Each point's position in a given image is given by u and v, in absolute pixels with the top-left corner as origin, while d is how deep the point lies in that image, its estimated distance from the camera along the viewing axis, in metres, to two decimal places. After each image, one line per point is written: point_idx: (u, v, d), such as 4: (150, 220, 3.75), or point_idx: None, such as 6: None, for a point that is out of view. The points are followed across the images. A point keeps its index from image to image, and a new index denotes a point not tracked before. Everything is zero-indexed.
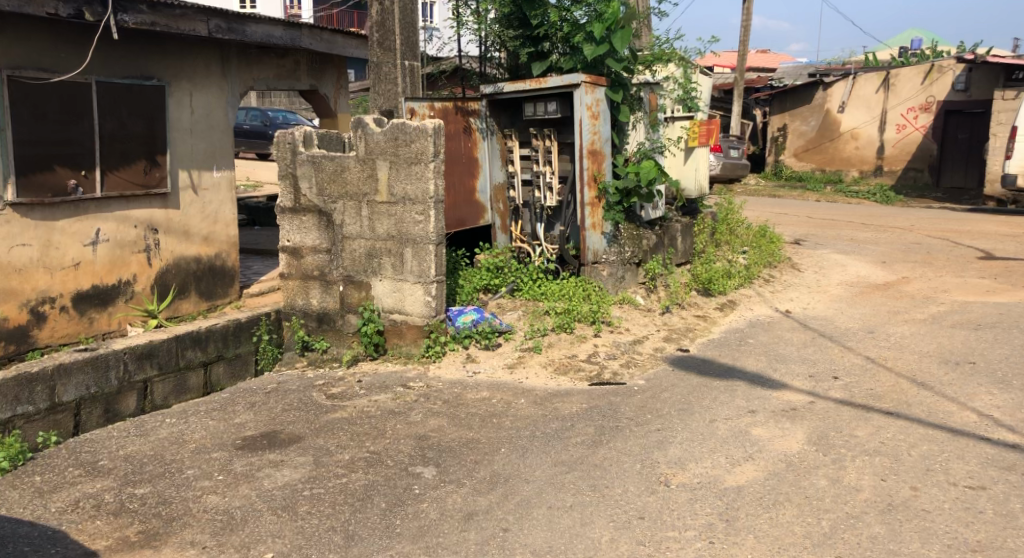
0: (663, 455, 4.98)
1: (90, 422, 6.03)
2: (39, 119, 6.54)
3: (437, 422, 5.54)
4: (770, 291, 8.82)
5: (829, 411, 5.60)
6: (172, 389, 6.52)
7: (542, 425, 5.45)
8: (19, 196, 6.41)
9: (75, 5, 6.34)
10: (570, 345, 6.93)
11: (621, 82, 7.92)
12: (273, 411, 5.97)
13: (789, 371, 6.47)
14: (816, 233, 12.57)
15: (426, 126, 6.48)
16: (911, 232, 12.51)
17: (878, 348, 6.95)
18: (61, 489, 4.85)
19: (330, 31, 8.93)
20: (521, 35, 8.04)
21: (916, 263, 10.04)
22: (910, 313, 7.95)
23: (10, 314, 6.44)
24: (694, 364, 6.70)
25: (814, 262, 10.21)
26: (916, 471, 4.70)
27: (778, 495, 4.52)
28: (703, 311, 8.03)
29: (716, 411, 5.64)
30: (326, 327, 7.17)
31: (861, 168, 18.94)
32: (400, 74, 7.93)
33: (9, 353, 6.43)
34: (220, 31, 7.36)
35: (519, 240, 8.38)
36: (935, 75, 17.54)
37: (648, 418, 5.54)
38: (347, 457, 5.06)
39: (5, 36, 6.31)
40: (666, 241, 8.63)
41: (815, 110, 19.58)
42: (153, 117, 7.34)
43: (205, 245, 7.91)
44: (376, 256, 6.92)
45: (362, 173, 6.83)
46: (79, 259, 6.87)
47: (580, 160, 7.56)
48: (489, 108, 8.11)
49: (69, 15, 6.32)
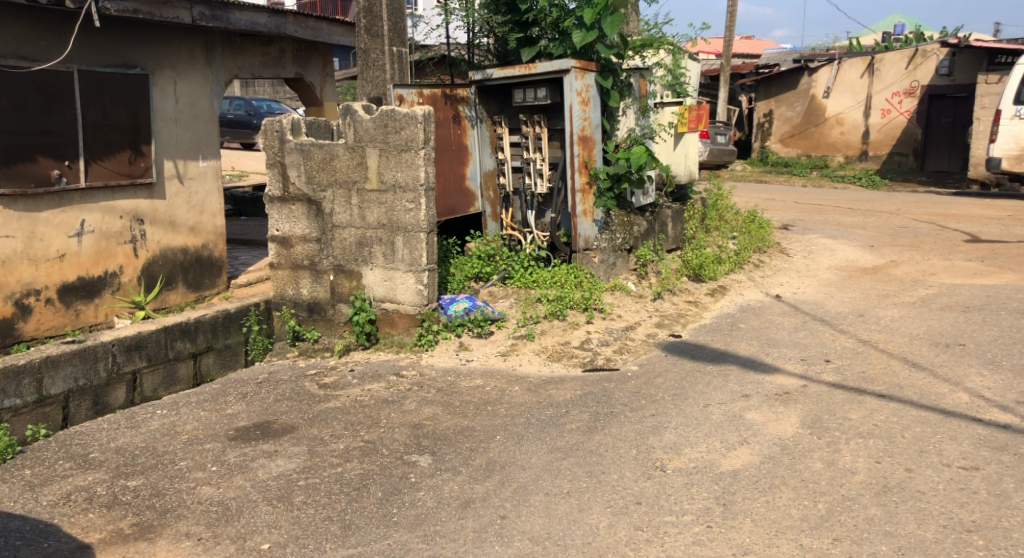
0: (658, 440, 4.98)
1: (78, 415, 5.98)
2: (19, 109, 6.46)
3: (431, 411, 5.53)
4: (760, 275, 8.84)
5: (822, 394, 5.61)
6: (162, 381, 6.46)
7: (537, 412, 5.44)
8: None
9: None
10: (563, 332, 6.93)
11: (613, 68, 7.86)
12: (265, 401, 5.93)
13: (781, 355, 6.48)
14: (805, 218, 12.61)
15: (415, 113, 6.44)
16: (898, 216, 12.56)
17: (870, 331, 6.98)
18: (52, 482, 4.79)
19: (315, 18, 8.85)
20: (510, 20, 8.03)
21: (904, 247, 10.08)
22: (899, 296, 7.99)
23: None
24: (687, 350, 6.70)
25: (804, 246, 10.23)
26: (910, 453, 4.71)
27: (774, 478, 4.53)
28: (695, 297, 8.03)
29: (710, 395, 5.64)
30: (316, 316, 7.14)
31: (847, 154, 18.97)
32: (388, 60, 7.86)
33: None
34: (204, 19, 7.29)
35: (510, 228, 8.32)
36: (919, 60, 17.56)
37: (642, 403, 5.53)
38: (341, 447, 5.02)
39: None
40: (656, 226, 8.62)
41: (800, 95, 19.66)
42: (137, 106, 7.26)
43: (192, 236, 7.83)
44: (367, 245, 6.88)
45: (351, 161, 6.78)
46: (64, 251, 6.81)
47: (570, 147, 7.54)
48: (479, 94, 8.07)
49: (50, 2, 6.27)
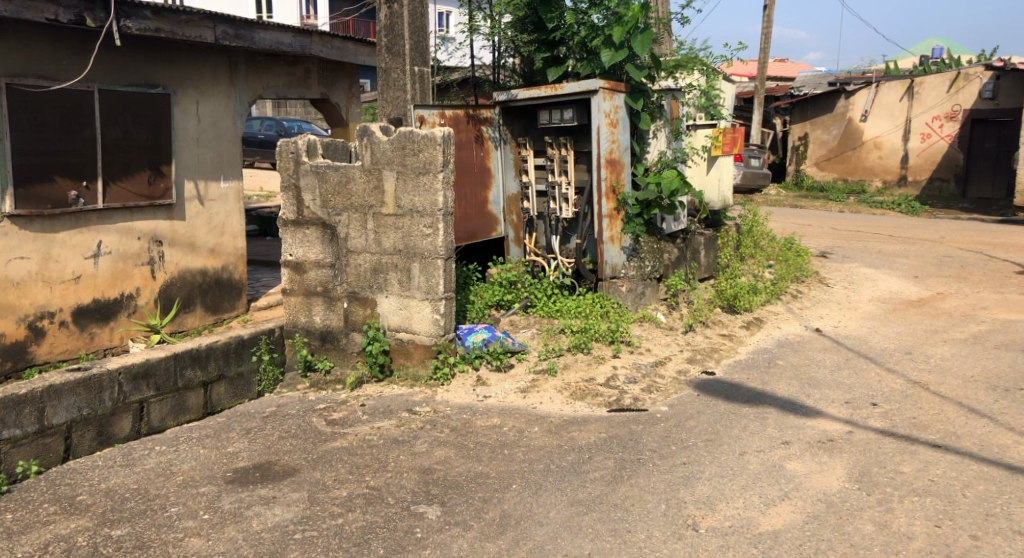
0: (690, 494, 4.54)
1: (81, 446, 5.62)
2: (39, 129, 6.23)
3: (443, 454, 5.13)
4: (798, 307, 8.38)
5: (870, 443, 5.15)
6: (171, 410, 6.07)
7: (557, 458, 5.02)
8: (15, 208, 6.09)
9: (76, 11, 6.03)
10: (587, 367, 6.52)
11: (643, 88, 7.44)
12: (268, 439, 5.57)
13: (823, 397, 6.01)
14: (843, 245, 12.10)
15: (435, 135, 6.10)
16: (942, 244, 12.02)
17: (920, 371, 6.51)
18: (32, 530, 4.46)
19: (341, 38, 8.55)
20: (536, 39, 7.68)
21: (952, 278, 9.56)
22: (949, 333, 7.49)
23: (7, 329, 6.13)
24: (721, 389, 6.25)
25: (844, 276, 9.75)
26: (975, 516, 4.23)
27: (819, 543, 4.09)
28: (729, 330, 7.57)
29: (747, 442, 5.20)
30: (329, 346, 6.77)
31: (885, 178, 18.41)
32: (409, 80, 7.48)
33: (5, 371, 6.13)
34: (227, 38, 7.02)
35: (534, 254, 7.95)
36: (962, 83, 17.03)
37: (673, 450, 5.10)
38: (344, 494, 4.65)
39: (4, 43, 6.02)
40: (688, 254, 8.17)
41: (836, 118, 19.03)
42: (158, 127, 7.00)
43: (211, 257, 7.53)
44: (382, 272, 6.51)
45: (367, 184, 6.44)
46: (79, 273, 6.52)
47: (598, 170, 7.19)
48: (502, 115, 7.73)
49: (70, 21, 6.02)
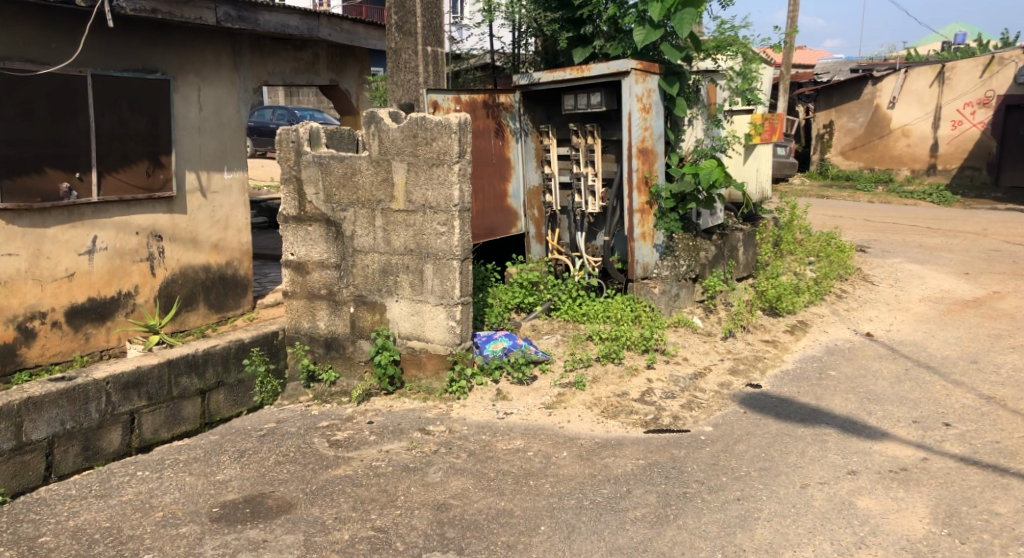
0: (750, 539, 3.95)
1: (65, 463, 5.00)
2: (27, 117, 5.61)
3: (459, 485, 4.51)
4: (844, 308, 7.68)
5: (950, 472, 4.50)
6: (165, 421, 5.44)
7: (591, 491, 4.39)
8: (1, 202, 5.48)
9: None
10: (619, 381, 5.83)
11: (679, 71, 6.78)
12: (262, 465, 4.92)
13: (888, 415, 5.33)
14: (881, 239, 11.35)
15: (449, 121, 5.46)
16: (987, 237, 11.27)
17: (991, 384, 5.81)
18: None
19: (350, 20, 7.86)
20: (561, 17, 7.01)
21: (1006, 276, 8.82)
22: (1015, 338, 6.80)
23: None
24: (770, 405, 5.58)
25: (889, 273, 9.03)
26: None
27: None
28: (773, 335, 6.87)
29: (808, 471, 4.54)
30: (334, 354, 6.09)
31: (913, 167, 17.58)
32: (422, 62, 6.77)
33: None
34: (230, 20, 6.35)
35: (557, 252, 7.33)
36: (996, 68, 16.28)
37: (723, 482, 4.44)
38: (346, 538, 4.10)
39: None
40: (726, 252, 7.38)
41: (862, 105, 18.12)
42: (157, 114, 6.36)
43: (215, 253, 6.89)
44: (392, 273, 5.86)
45: (375, 177, 5.78)
46: (73, 270, 5.91)
47: (628, 160, 6.51)
48: (523, 102, 7.08)
49: None
